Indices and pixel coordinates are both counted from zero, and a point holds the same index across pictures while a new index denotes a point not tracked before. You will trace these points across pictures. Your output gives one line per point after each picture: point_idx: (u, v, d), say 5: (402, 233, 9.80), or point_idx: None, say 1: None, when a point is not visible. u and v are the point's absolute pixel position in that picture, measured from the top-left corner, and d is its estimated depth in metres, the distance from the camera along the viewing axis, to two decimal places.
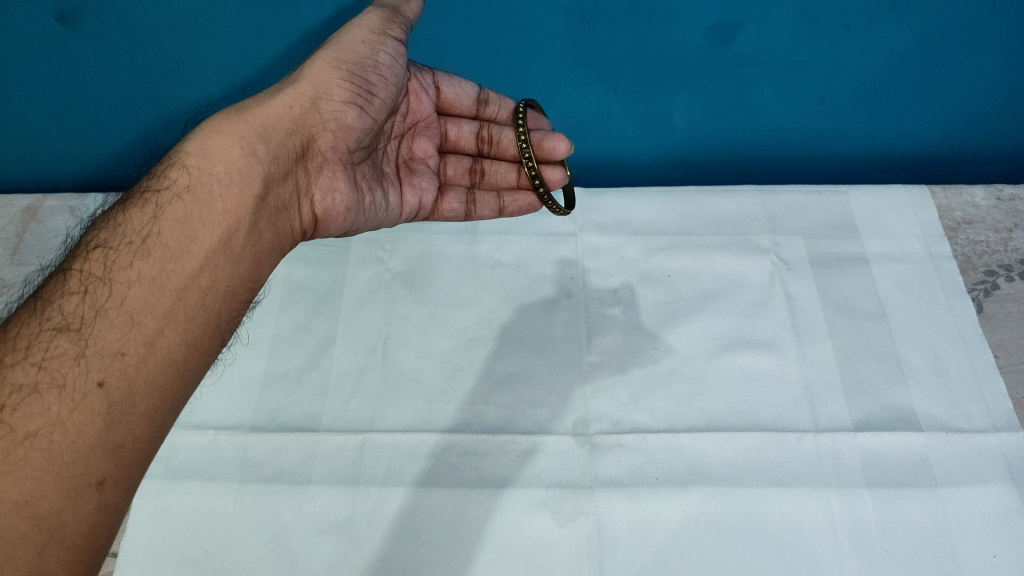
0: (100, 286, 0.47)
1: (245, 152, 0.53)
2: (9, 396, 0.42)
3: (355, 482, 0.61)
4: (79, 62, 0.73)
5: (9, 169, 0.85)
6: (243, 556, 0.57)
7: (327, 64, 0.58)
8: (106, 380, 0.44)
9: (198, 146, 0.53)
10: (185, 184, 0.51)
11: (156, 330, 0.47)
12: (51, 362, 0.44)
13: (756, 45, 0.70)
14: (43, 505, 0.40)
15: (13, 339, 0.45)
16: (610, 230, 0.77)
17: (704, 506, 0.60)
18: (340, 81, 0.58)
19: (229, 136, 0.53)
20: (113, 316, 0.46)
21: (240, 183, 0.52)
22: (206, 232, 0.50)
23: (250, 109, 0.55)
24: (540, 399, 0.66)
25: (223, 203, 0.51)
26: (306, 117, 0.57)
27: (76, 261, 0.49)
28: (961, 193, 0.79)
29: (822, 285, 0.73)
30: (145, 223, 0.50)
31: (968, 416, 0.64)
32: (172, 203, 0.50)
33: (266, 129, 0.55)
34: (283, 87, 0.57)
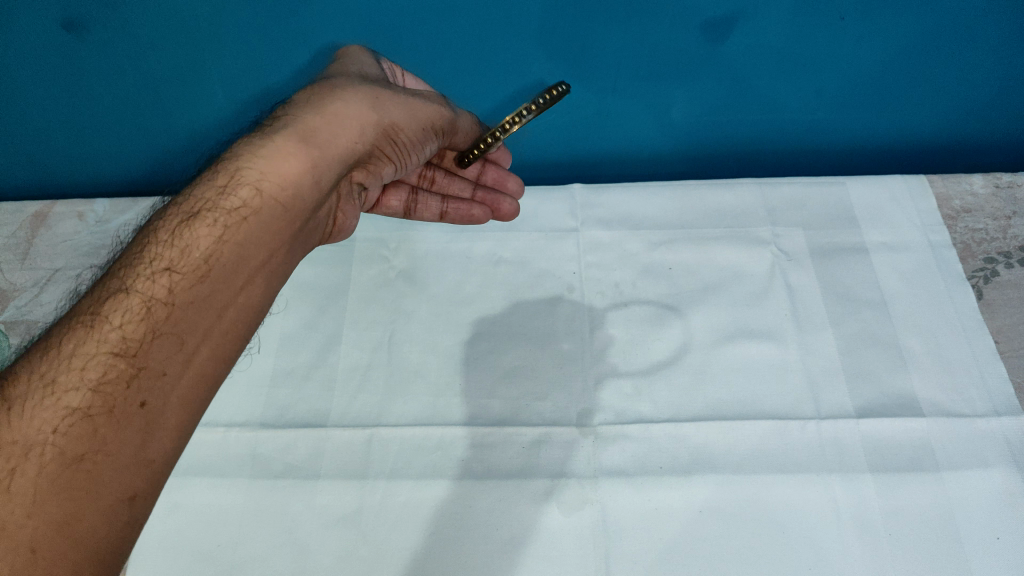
0: (159, 307, 0.45)
1: (311, 182, 0.52)
2: (60, 418, 0.41)
3: (363, 476, 0.61)
4: (86, 70, 0.75)
5: (14, 177, 0.86)
6: (253, 550, 0.58)
7: (397, 104, 0.57)
8: (149, 401, 0.43)
9: (271, 172, 0.50)
10: (254, 207, 0.49)
11: (198, 348, 0.46)
12: (104, 385, 0.42)
13: (752, 39, 0.71)
14: (82, 525, 0.39)
15: (68, 358, 0.43)
16: (611, 225, 0.79)
17: (709, 494, 0.60)
18: (396, 131, 0.58)
19: (302, 167, 0.51)
20: (164, 337, 0.45)
21: (297, 213, 0.52)
22: (256, 254, 0.49)
23: (321, 141, 0.53)
24: (544, 391, 0.66)
25: (277, 230, 0.50)
26: (362, 153, 0.56)
27: (137, 279, 0.46)
28: (959, 182, 0.80)
29: (822, 275, 0.74)
30: (210, 246, 0.47)
31: (969, 400, 0.65)
32: (235, 224, 0.48)
33: (331, 161, 0.53)
34: (353, 119, 0.55)
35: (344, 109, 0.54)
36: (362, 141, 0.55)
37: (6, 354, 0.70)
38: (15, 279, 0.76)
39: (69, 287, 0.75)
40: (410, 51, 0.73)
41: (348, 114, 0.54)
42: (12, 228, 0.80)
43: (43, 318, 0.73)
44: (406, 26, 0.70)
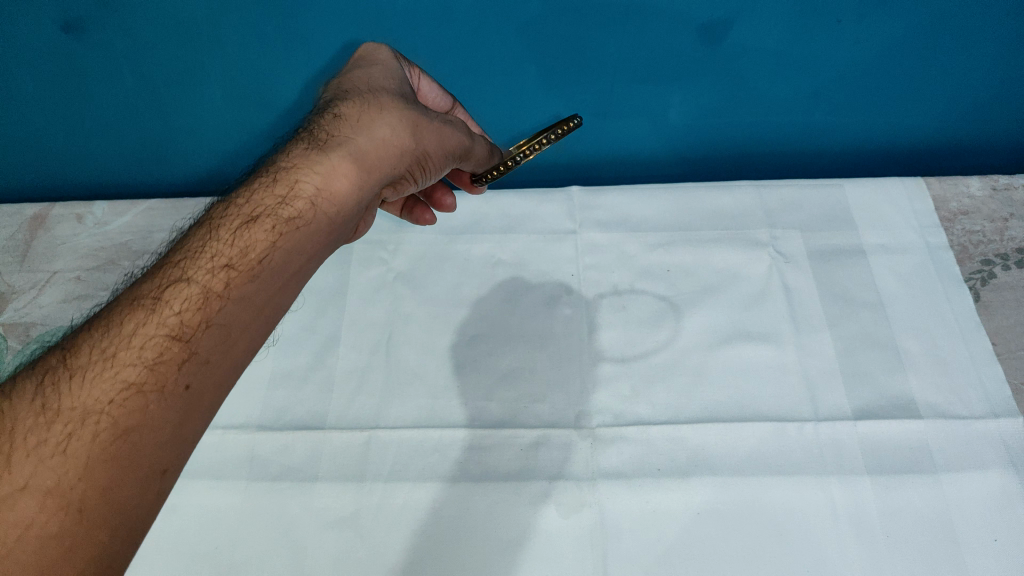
0: (216, 297, 0.42)
1: (353, 203, 0.48)
2: (115, 391, 0.39)
3: (361, 478, 0.61)
4: (85, 71, 0.75)
5: (13, 180, 0.87)
6: (251, 552, 0.58)
7: (434, 127, 0.54)
8: (191, 384, 0.41)
9: (321, 190, 0.47)
10: (304, 220, 0.46)
11: (245, 339, 0.43)
12: (159, 365, 0.40)
13: (749, 42, 0.72)
14: (120, 492, 0.37)
15: (127, 334, 0.40)
16: (609, 227, 0.79)
17: (708, 496, 0.60)
18: (428, 160, 0.54)
19: (351, 187, 0.48)
20: (217, 325, 0.42)
21: (333, 232, 0.48)
22: (301, 262, 0.46)
23: (370, 163, 0.49)
24: (543, 393, 0.66)
25: (317, 245, 0.47)
26: (399, 176, 0.53)
27: (194, 269, 0.43)
28: (957, 184, 0.80)
29: (819, 276, 0.74)
30: (264, 251, 0.44)
31: (966, 402, 0.65)
32: (286, 233, 0.45)
33: (374, 182, 0.50)
34: (402, 144, 0.51)
35: (393, 130, 0.50)
36: (402, 166, 0.52)
37: (5, 356, 0.70)
38: (14, 280, 0.76)
39: (68, 288, 0.75)
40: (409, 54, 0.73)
41: (395, 137, 0.51)
42: (10, 230, 0.80)
43: (42, 320, 0.73)
44: (405, 27, 0.70)
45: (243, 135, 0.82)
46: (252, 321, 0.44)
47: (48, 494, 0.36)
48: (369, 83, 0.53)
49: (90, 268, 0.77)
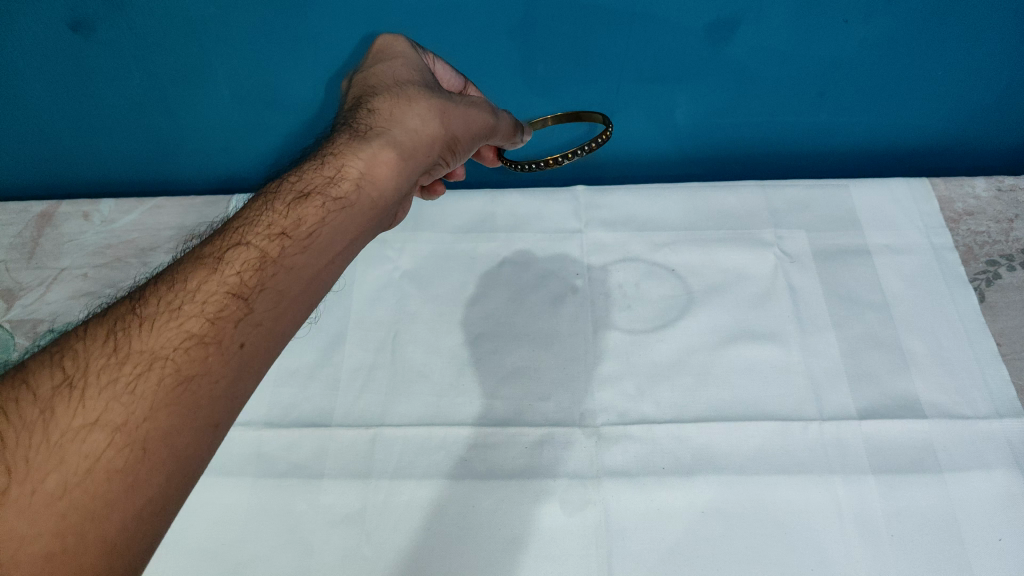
0: (273, 259, 0.40)
1: (398, 188, 0.46)
2: (178, 340, 0.36)
3: (367, 475, 0.62)
4: (93, 70, 0.75)
5: (19, 177, 0.87)
6: (257, 548, 0.58)
7: (460, 116, 0.53)
8: (248, 344, 0.37)
9: (367, 174, 0.45)
10: (353, 200, 0.44)
11: (299, 310, 0.41)
12: (220, 319, 0.37)
13: (756, 42, 0.72)
14: (177, 441, 0.34)
15: (188, 289, 0.38)
16: (615, 226, 0.79)
17: (713, 495, 0.60)
18: (457, 141, 0.53)
19: (395, 170, 0.46)
20: (273, 286, 0.39)
21: (382, 217, 0.46)
22: (352, 239, 0.44)
23: (409, 150, 0.48)
24: (548, 392, 0.67)
25: (368, 229, 0.45)
26: (434, 159, 0.51)
27: (251, 234, 0.41)
28: (962, 185, 0.80)
29: (824, 276, 0.74)
30: (316, 223, 0.42)
31: (971, 402, 0.65)
32: (338, 211, 0.43)
33: (414, 165, 0.48)
34: (433, 128, 0.50)
35: (423, 118, 0.50)
36: (435, 149, 0.51)
37: (12, 353, 0.70)
38: (21, 277, 0.76)
39: (75, 285, 0.76)
40: None
41: (426, 127, 0.50)
42: (18, 227, 0.81)
43: (50, 317, 0.73)
44: (411, 27, 0.71)
45: (250, 134, 0.82)
46: (306, 291, 0.41)
47: (117, 430, 0.32)
48: (396, 79, 0.53)
49: (97, 266, 0.77)
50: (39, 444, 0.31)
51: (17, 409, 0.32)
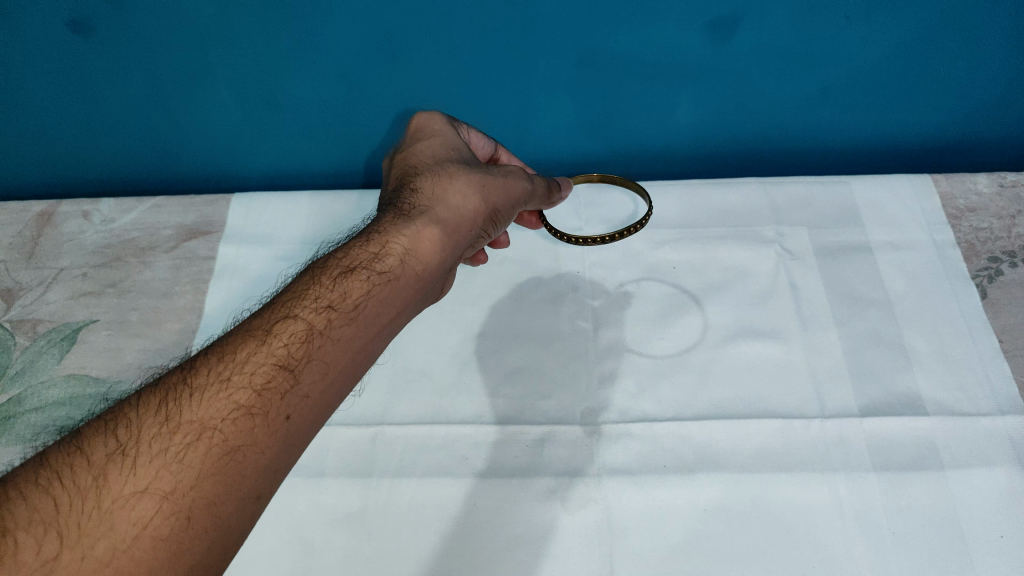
0: (318, 335, 0.45)
1: (439, 261, 0.53)
2: (226, 412, 0.40)
3: (368, 474, 0.62)
4: (93, 71, 0.75)
5: (20, 177, 0.87)
6: (257, 548, 0.58)
7: (498, 189, 0.59)
8: (293, 415, 0.42)
9: (410, 251, 0.51)
10: (397, 273, 0.49)
11: (342, 379, 0.45)
12: (266, 391, 0.42)
13: (758, 38, 0.72)
14: (220, 507, 0.38)
15: (239, 361, 0.43)
16: (615, 224, 0.79)
17: (715, 493, 0.60)
18: (496, 214, 0.59)
19: (436, 245, 0.52)
20: (315, 359, 0.44)
21: (426, 287, 0.52)
22: (394, 314, 0.49)
23: (449, 225, 0.54)
24: (550, 390, 0.66)
25: (414, 300, 0.50)
26: (474, 232, 0.57)
27: (301, 307, 0.46)
28: (964, 181, 0.80)
29: (827, 274, 0.74)
30: (360, 296, 0.47)
31: (973, 399, 0.65)
32: (384, 286, 0.48)
33: (453, 239, 0.54)
34: (472, 204, 0.57)
35: (462, 197, 0.57)
36: (474, 223, 0.57)
37: (12, 352, 0.70)
38: (21, 278, 0.76)
39: (75, 285, 0.76)
40: (417, 56, 0.73)
41: (465, 202, 0.57)
42: (18, 227, 0.81)
43: (49, 317, 0.73)
44: (412, 28, 0.70)
45: (251, 138, 0.82)
46: (350, 361, 0.45)
47: (167, 497, 0.37)
48: (434, 159, 0.60)
49: (97, 266, 0.77)
50: (93, 511, 0.36)
51: (74, 475, 0.37)
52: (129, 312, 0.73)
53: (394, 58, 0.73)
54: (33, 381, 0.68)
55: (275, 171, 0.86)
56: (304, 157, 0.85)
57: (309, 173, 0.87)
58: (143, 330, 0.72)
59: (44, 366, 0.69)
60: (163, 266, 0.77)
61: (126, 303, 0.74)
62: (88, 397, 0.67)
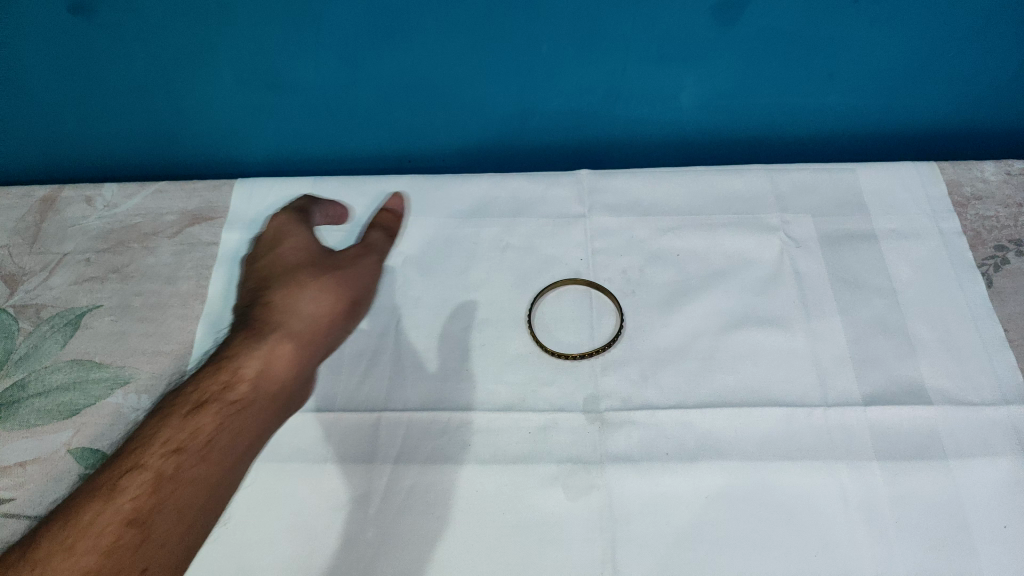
0: (166, 483, 0.58)
1: (302, 377, 0.66)
2: (82, 566, 0.53)
3: (371, 459, 0.62)
4: (94, 53, 0.75)
5: (22, 161, 0.87)
6: (262, 532, 0.58)
7: (350, 280, 0.71)
8: (148, 567, 0.55)
9: (262, 371, 0.64)
10: (245, 398, 0.63)
11: (203, 509, 0.58)
12: (115, 549, 0.55)
13: (764, 22, 0.71)
14: None
15: (94, 515, 0.55)
16: (619, 211, 0.78)
17: (716, 480, 0.60)
18: (354, 309, 0.70)
19: (285, 359, 0.65)
20: (166, 512, 0.57)
21: (283, 402, 0.64)
22: (253, 441, 0.62)
23: (304, 337, 0.67)
24: (552, 377, 0.66)
25: (274, 419, 0.63)
26: (331, 333, 0.68)
27: (148, 455, 0.59)
28: (971, 168, 0.79)
29: (831, 261, 0.73)
30: (210, 431, 0.60)
31: (977, 388, 0.65)
32: (229, 416, 0.62)
33: (300, 359, 0.66)
34: (326, 312, 0.69)
35: (317, 304, 0.69)
36: (327, 331, 0.68)
37: (16, 338, 0.70)
38: (24, 263, 0.77)
39: (79, 271, 0.76)
40: (419, 38, 0.72)
41: (318, 309, 0.69)
42: (21, 212, 0.81)
43: (53, 302, 0.73)
44: (414, 11, 0.70)
45: (252, 121, 0.82)
46: (219, 481, 0.59)
47: None
48: (285, 264, 0.71)
49: (101, 251, 0.77)
50: None
51: None
52: (133, 298, 0.73)
53: (397, 41, 0.72)
54: (37, 366, 0.68)
55: (278, 154, 0.86)
56: (305, 140, 0.84)
57: (310, 156, 0.86)
58: (146, 315, 0.72)
59: (48, 351, 0.69)
60: (166, 251, 0.77)
61: (130, 289, 0.74)
62: (91, 383, 0.67)
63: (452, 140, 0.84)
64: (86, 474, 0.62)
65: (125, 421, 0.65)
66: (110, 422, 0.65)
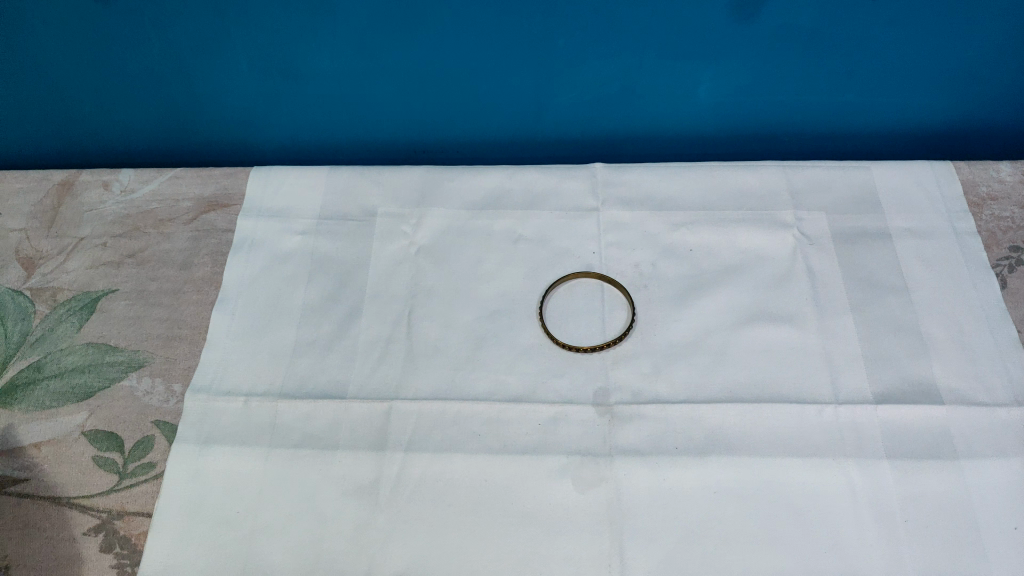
0: (37, 519, 0.60)
1: (142, 462, 0.62)
2: None
3: (381, 447, 0.62)
4: (113, 39, 0.75)
5: (40, 145, 0.87)
6: (273, 518, 0.59)
7: (123, 327, 0.71)
8: None
9: (100, 483, 0.61)
10: (25, 495, 0.61)
11: (59, 514, 0.60)
12: None
13: (781, 18, 0.71)
14: None
15: None
16: (632, 205, 0.77)
17: (725, 474, 0.60)
18: (111, 375, 0.67)
19: (49, 451, 0.63)
20: (24, 530, 0.59)
21: (133, 500, 0.60)
22: (80, 513, 0.60)
23: (121, 426, 0.64)
24: (562, 369, 0.66)
25: (134, 503, 0.60)
26: (167, 410, 0.65)
27: (24, 481, 0.62)
28: (987, 168, 0.79)
29: (845, 258, 0.73)
30: (53, 490, 0.61)
31: (989, 388, 0.64)
32: (27, 513, 0.60)
33: (142, 443, 0.63)
34: (83, 403, 0.65)
35: (66, 411, 0.65)
36: (83, 421, 0.65)
37: (32, 319, 0.71)
38: (41, 246, 0.77)
39: (95, 255, 0.76)
40: (436, 30, 0.72)
41: (69, 415, 0.65)
42: (39, 195, 0.81)
43: (69, 286, 0.74)
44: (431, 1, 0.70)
45: (268, 109, 0.82)
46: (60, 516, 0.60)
47: None
48: (33, 340, 0.70)
49: (117, 236, 0.78)
50: None
51: None
52: (149, 283, 0.74)
53: (414, 32, 0.73)
54: (53, 349, 0.69)
55: (293, 143, 0.86)
56: (320, 129, 0.84)
57: (325, 146, 0.87)
58: (161, 300, 0.73)
59: (64, 334, 0.70)
60: (181, 237, 0.78)
61: (146, 273, 0.75)
62: (105, 365, 0.68)
63: (466, 132, 0.84)
64: (100, 456, 0.63)
65: (139, 404, 0.66)
66: (124, 405, 0.65)
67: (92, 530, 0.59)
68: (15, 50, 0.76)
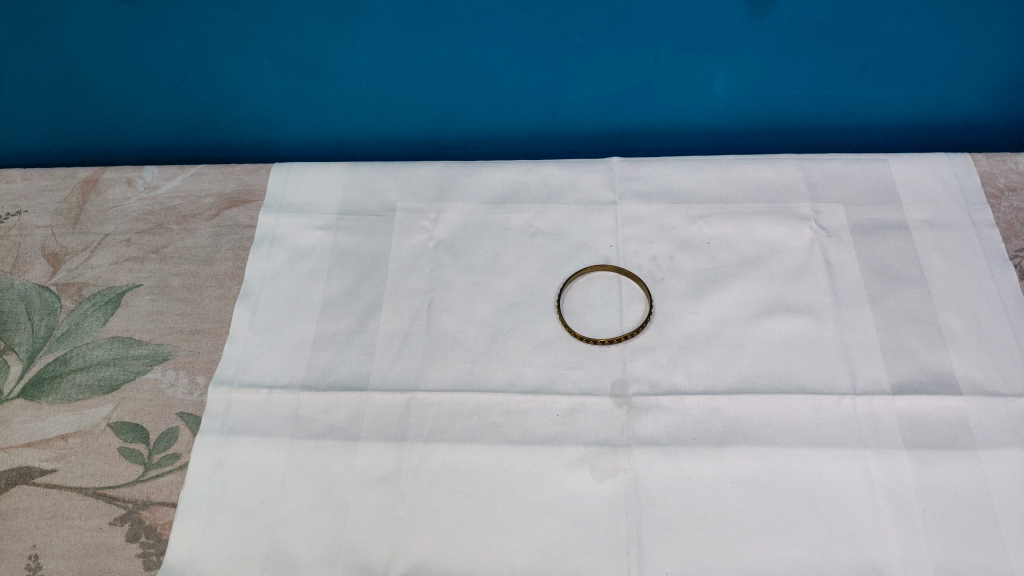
0: (65, 506, 0.61)
1: (166, 453, 0.64)
2: None
3: (401, 439, 0.63)
4: (137, 38, 0.76)
5: (65, 143, 0.89)
6: (295, 506, 0.60)
7: (146, 320, 0.72)
8: None
9: (127, 473, 0.62)
10: (54, 484, 0.62)
11: (86, 503, 0.61)
12: None
13: (799, 11, 0.71)
14: None
15: None
16: (649, 199, 0.78)
17: (743, 465, 0.61)
18: (134, 367, 0.69)
19: (78, 441, 0.65)
20: (52, 517, 0.61)
21: (158, 490, 0.62)
22: (106, 502, 0.61)
23: (146, 418, 0.66)
24: (580, 360, 0.67)
25: (159, 494, 0.61)
26: (190, 403, 0.66)
27: (54, 471, 0.63)
28: (1005, 160, 0.79)
29: (861, 250, 0.73)
30: (80, 479, 0.62)
31: (1008, 379, 0.64)
32: (55, 501, 0.61)
33: (167, 435, 0.65)
34: (110, 395, 0.67)
35: (94, 402, 0.67)
36: (110, 412, 0.66)
37: (59, 314, 0.72)
38: (67, 242, 0.79)
39: (119, 251, 0.78)
40: (455, 27, 0.73)
41: (96, 405, 0.66)
42: (64, 193, 0.83)
43: (94, 281, 0.75)
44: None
45: (288, 106, 0.83)
46: (85, 504, 0.61)
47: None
48: (59, 333, 0.71)
49: (140, 232, 0.79)
50: None
51: None
52: (172, 278, 0.75)
53: (433, 30, 0.74)
54: (79, 342, 0.71)
55: (312, 140, 0.87)
56: (339, 126, 0.85)
57: (344, 142, 0.88)
58: (184, 295, 0.74)
59: (89, 328, 0.72)
60: (204, 232, 0.79)
61: (169, 269, 0.76)
62: (130, 358, 0.69)
63: (484, 128, 0.85)
64: (126, 447, 0.64)
65: (164, 397, 0.67)
66: (149, 397, 0.67)
67: (118, 520, 0.60)
68: (43, 51, 0.78)
